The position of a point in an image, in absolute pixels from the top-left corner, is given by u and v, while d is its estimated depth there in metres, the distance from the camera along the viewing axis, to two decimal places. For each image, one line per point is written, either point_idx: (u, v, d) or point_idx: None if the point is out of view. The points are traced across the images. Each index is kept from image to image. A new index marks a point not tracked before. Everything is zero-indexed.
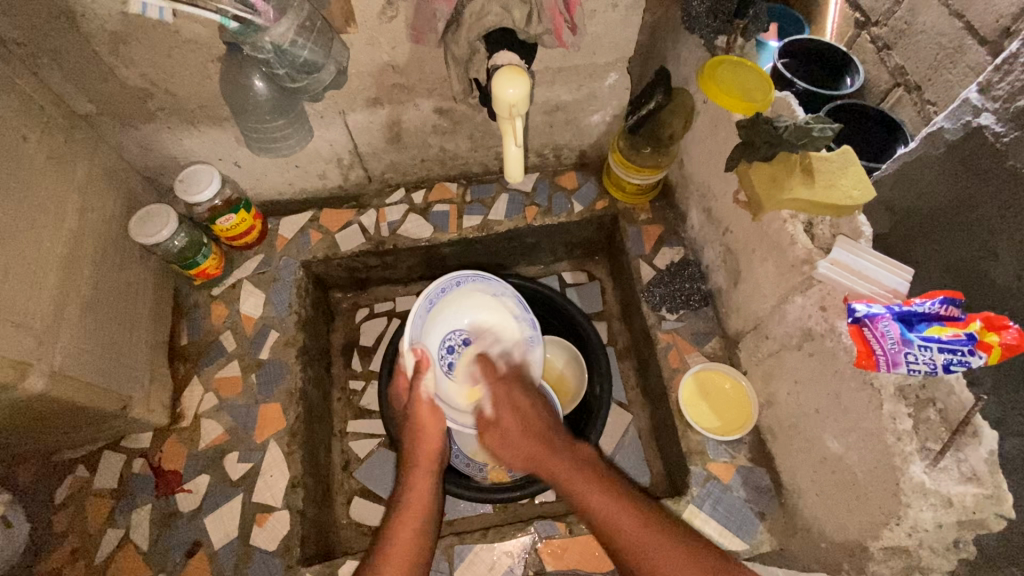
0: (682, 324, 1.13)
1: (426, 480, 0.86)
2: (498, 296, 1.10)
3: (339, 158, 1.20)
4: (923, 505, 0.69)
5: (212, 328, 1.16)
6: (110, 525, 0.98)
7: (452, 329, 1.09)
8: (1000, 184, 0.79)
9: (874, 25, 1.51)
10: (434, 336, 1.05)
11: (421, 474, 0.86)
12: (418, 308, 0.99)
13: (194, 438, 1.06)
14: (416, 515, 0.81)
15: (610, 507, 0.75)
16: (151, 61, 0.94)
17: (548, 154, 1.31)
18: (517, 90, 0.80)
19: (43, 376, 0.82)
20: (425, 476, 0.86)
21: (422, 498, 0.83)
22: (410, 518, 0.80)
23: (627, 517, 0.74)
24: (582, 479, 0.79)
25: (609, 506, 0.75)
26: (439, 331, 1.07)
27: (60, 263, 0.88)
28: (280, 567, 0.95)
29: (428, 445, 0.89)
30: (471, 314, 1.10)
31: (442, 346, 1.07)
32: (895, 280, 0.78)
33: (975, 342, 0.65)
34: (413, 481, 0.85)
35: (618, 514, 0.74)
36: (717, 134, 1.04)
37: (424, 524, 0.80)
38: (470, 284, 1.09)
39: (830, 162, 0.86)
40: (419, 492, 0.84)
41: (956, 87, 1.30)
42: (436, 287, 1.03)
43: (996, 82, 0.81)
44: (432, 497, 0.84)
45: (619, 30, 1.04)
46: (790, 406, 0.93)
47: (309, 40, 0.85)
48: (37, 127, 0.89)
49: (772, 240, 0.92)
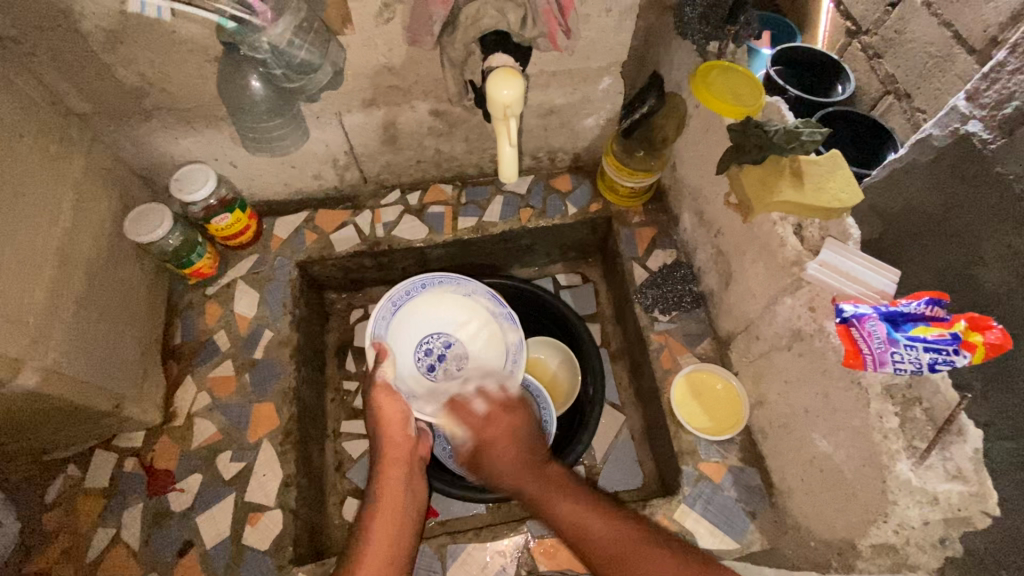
0: (674, 325, 1.14)
1: (396, 476, 0.86)
2: (471, 295, 1.10)
3: (335, 159, 1.21)
4: (910, 502, 0.70)
5: (206, 327, 1.16)
6: (102, 525, 0.98)
7: (426, 330, 1.10)
8: (988, 190, 0.81)
9: (865, 33, 1.53)
10: (404, 335, 1.07)
11: (390, 467, 0.87)
12: (381, 307, 1.03)
13: (187, 437, 1.06)
14: (390, 510, 0.82)
15: (584, 520, 0.77)
16: (148, 61, 0.94)
17: (543, 157, 1.32)
18: (512, 92, 0.81)
19: (36, 372, 0.82)
20: (394, 469, 0.87)
21: (395, 494, 0.84)
22: (385, 518, 0.81)
23: (594, 523, 0.76)
24: (553, 495, 0.80)
25: (583, 516, 0.77)
26: (411, 331, 1.08)
27: (55, 261, 0.88)
28: (273, 566, 0.95)
29: (393, 436, 0.89)
30: (446, 315, 1.11)
31: (418, 348, 1.08)
32: (882, 281, 0.80)
33: (960, 342, 0.66)
34: (386, 478, 0.86)
35: (591, 524, 0.76)
36: (709, 138, 1.06)
37: (398, 520, 0.81)
38: (443, 284, 1.09)
39: (819, 165, 0.88)
40: (388, 490, 0.84)
41: (945, 95, 1.32)
42: (402, 288, 1.06)
43: (983, 90, 0.83)
44: (404, 494, 0.85)
45: (613, 34, 1.06)
46: (780, 406, 0.94)
47: (306, 40, 0.85)
48: (33, 125, 0.89)
49: (762, 242, 0.93)
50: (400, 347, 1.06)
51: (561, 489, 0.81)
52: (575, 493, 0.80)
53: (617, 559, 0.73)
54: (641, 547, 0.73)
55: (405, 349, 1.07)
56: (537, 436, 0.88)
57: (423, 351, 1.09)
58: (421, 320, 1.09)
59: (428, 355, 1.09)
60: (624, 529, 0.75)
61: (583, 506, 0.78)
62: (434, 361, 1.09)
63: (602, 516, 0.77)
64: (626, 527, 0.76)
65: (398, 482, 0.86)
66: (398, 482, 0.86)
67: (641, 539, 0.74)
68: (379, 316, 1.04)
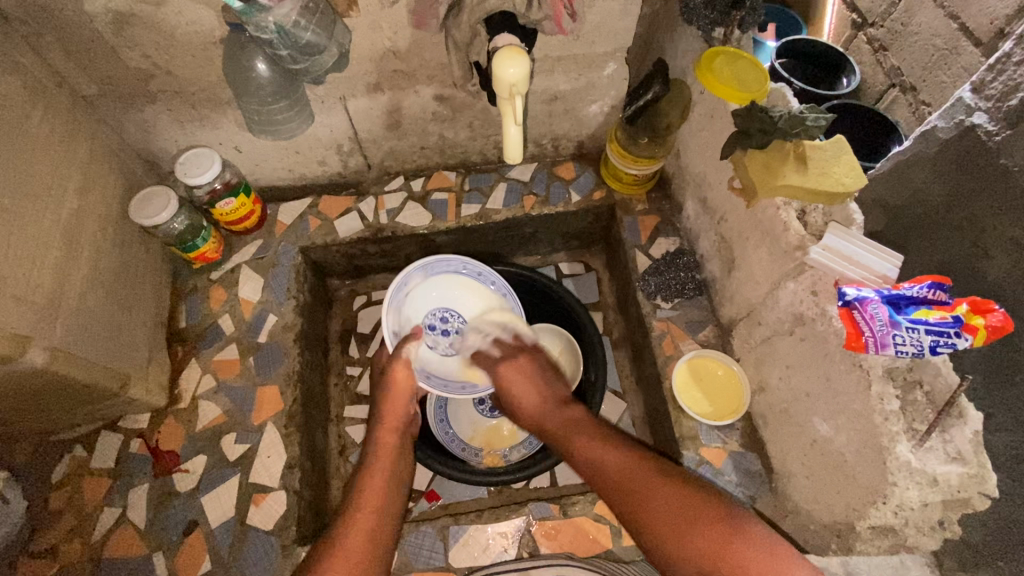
0: (676, 312, 1.14)
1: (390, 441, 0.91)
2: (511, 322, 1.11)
3: (340, 145, 1.21)
4: (909, 484, 0.70)
5: (211, 311, 1.16)
6: (107, 504, 0.99)
7: (450, 303, 1.14)
8: (992, 182, 0.80)
9: (871, 26, 1.53)
10: (430, 293, 1.13)
11: (386, 435, 0.92)
12: (452, 259, 1.12)
13: (193, 418, 1.07)
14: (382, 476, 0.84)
15: (590, 452, 0.81)
16: (154, 42, 0.94)
17: (547, 144, 1.32)
18: (518, 71, 0.81)
19: (44, 350, 0.82)
20: (388, 436, 0.91)
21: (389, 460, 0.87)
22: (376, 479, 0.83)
23: (597, 454, 0.80)
24: (568, 431, 0.86)
25: (592, 450, 0.81)
26: (432, 295, 1.13)
27: (62, 241, 0.89)
28: (277, 545, 0.96)
29: (394, 409, 0.94)
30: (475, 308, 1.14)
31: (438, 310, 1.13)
32: (884, 265, 0.79)
33: (961, 325, 0.67)
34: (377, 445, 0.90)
35: (601, 451, 0.80)
36: (713, 124, 1.06)
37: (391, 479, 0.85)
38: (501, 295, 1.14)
39: (823, 150, 0.88)
40: (382, 452, 0.89)
41: (949, 88, 1.32)
42: (478, 268, 1.13)
43: (989, 82, 0.82)
44: (395, 459, 0.88)
45: (618, 19, 1.06)
46: (781, 391, 0.94)
47: (311, 22, 0.87)
48: (39, 104, 0.89)
49: (765, 228, 0.93)
50: (429, 295, 1.12)
51: (576, 425, 0.87)
52: (592, 430, 0.84)
53: (618, 484, 0.75)
54: (644, 472, 0.74)
55: (427, 301, 1.12)
56: (556, 383, 0.96)
57: (434, 316, 1.12)
58: (455, 296, 1.14)
59: (431, 322, 1.12)
60: (629, 456, 0.77)
61: (594, 439, 0.82)
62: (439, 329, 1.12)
63: (610, 446, 0.80)
64: (634, 456, 0.77)
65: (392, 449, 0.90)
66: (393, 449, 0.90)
67: (640, 465, 0.75)
68: (446, 259, 1.12)
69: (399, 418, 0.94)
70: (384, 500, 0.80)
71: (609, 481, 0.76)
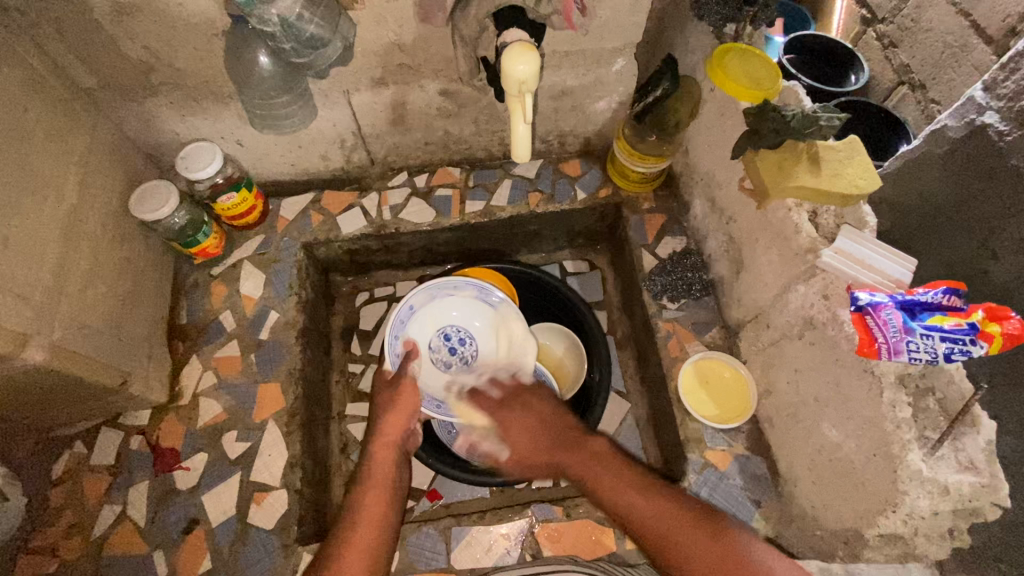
0: (682, 313, 1.13)
1: (387, 459, 0.88)
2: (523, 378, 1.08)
3: (342, 139, 1.20)
4: (920, 493, 0.69)
5: (212, 307, 1.15)
6: (107, 502, 0.98)
7: (473, 330, 1.15)
8: (1003, 183, 0.79)
9: (880, 22, 1.50)
10: (447, 310, 1.14)
11: (381, 450, 0.88)
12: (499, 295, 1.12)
13: (194, 416, 1.06)
14: (380, 495, 0.83)
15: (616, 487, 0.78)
16: (155, 33, 0.93)
17: (553, 141, 1.30)
18: (527, 68, 0.79)
19: (43, 348, 0.81)
20: (383, 454, 0.88)
21: (386, 478, 0.85)
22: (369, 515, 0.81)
23: (635, 501, 0.76)
24: (596, 466, 0.81)
25: (623, 491, 0.77)
26: (451, 312, 1.14)
27: (61, 236, 0.87)
28: (278, 545, 0.96)
29: (392, 423, 0.91)
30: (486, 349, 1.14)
31: (455, 329, 1.14)
32: (898, 269, 0.78)
33: (976, 332, 0.66)
34: (374, 462, 0.87)
35: (627, 493, 0.77)
36: (723, 122, 1.04)
37: (388, 499, 0.83)
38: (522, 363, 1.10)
39: (837, 151, 0.86)
40: (379, 473, 0.86)
41: (960, 86, 1.29)
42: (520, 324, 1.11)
43: (1001, 80, 0.80)
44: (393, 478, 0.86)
45: (628, 14, 1.04)
46: (789, 394, 0.93)
47: (315, 15, 0.85)
48: (37, 96, 0.88)
49: (775, 229, 0.92)
50: (458, 310, 1.15)
51: (597, 463, 0.81)
52: (621, 470, 0.80)
53: (649, 531, 0.74)
54: (669, 516, 0.73)
55: (452, 311, 1.14)
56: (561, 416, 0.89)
57: (452, 330, 1.14)
58: (464, 312, 1.15)
59: (446, 335, 1.14)
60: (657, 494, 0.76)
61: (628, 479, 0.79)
62: (451, 346, 1.14)
63: (639, 483, 0.78)
64: (676, 503, 0.75)
65: (389, 466, 0.87)
66: (388, 464, 0.87)
67: (687, 521, 0.73)
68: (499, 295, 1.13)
69: (396, 435, 0.90)
70: (381, 526, 0.80)
71: (650, 537, 0.73)
